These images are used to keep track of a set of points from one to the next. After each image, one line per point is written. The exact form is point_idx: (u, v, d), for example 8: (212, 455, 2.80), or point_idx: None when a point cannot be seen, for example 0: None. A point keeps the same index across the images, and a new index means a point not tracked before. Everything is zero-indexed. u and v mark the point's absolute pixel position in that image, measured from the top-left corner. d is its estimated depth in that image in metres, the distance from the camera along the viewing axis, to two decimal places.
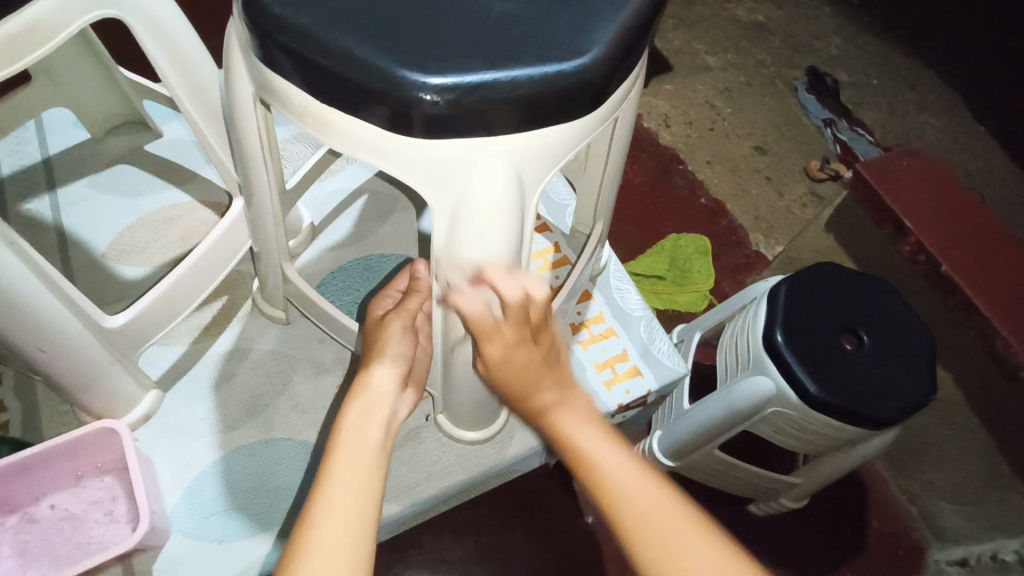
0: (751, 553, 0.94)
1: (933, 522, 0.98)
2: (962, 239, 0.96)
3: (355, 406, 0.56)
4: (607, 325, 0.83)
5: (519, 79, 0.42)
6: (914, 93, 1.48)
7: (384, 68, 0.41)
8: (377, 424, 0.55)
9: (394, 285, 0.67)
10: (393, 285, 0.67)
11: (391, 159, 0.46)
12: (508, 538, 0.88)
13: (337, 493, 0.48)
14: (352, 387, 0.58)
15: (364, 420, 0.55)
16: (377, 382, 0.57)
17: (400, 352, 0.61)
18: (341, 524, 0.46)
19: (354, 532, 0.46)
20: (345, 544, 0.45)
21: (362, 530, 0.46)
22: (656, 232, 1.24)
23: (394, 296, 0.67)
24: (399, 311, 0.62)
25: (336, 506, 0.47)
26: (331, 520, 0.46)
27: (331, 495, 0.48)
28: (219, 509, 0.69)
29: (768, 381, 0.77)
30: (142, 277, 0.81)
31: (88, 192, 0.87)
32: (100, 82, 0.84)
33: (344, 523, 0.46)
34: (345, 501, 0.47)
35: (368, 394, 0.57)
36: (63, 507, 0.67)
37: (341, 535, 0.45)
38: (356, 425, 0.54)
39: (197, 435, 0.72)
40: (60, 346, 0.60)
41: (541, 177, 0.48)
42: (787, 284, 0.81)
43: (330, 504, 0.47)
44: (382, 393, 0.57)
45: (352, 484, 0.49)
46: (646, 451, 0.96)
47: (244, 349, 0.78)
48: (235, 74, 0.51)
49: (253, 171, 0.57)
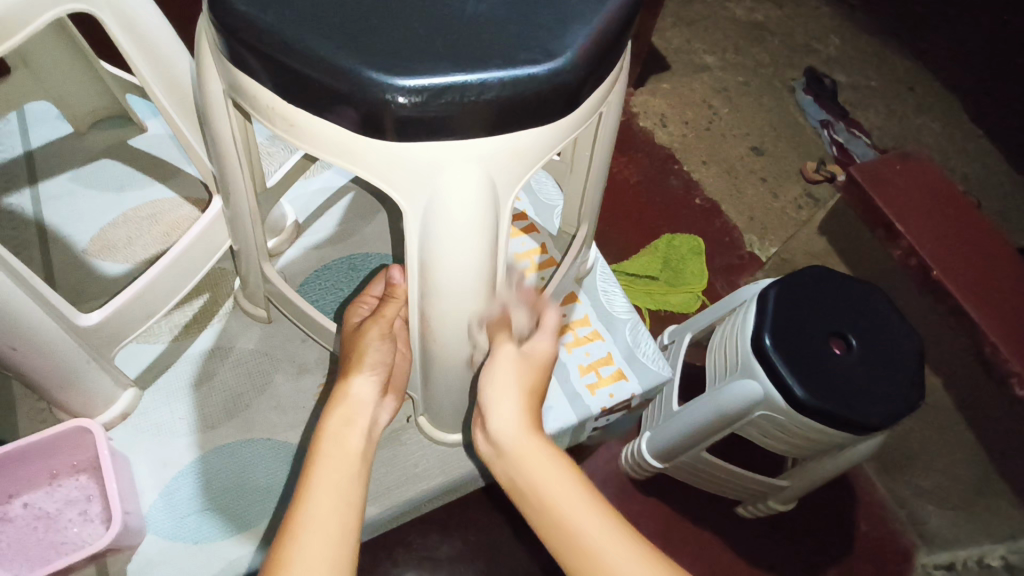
0: (738, 555, 0.95)
1: (921, 525, 0.98)
2: (953, 243, 0.96)
3: (335, 416, 0.55)
4: (592, 327, 0.82)
5: (489, 82, 0.41)
6: (912, 96, 1.47)
7: (350, 70, 0.40)
8: (358, 431, 0.54)
9: (370, 290, 0.68)
10: (369, 291, 0.68)
11: (362, 163, 0.45)
12: (492, 538, 0.88)
13: (317, 503, 0.46)
14: (332, 395, 0.57)
15: (344, 428, 0.54)
16: (356, 388, 0.57)
17: (380, 358, 0.60)
18: (320, 533, 0.44)
19: (336, 541, 0.44)
20: (327, 552, 0.43)
21: (345, 539, 0.45)
22: (649, 231, 1.23)
23: (370, 302, 0.67)
24: (376, 319, 0.62)
25: (316, 514, 0.45)
26: (313, 532, 0.44)
27: (311, 507, 0.46)
28: (195, 509, 0.68)
29: (756, 385, 0.76)
30: (122, 274, 0.80)
31: (70, 186, 0.86)
32: (82, 76, 0.83)
33: (325, 533, 0.45)
34: (326, 510, 0.46)
35: (348, 403, 0.56)
36: (37, 506, 0.66)
37: (321, 545, 0.44)
38: (337, 435, 0.53)
39: (175, 434, 0.72)
40: (33, 344, 0.58)
41: (515, 182, 0.48)
42: (776, 287, 0.81)
43: (310, 514, 0.45)
44: (359, 401, 0.56)
45: (335, 494, 0.47)
46: (635, 453, 0.95)
47: (224, 348, 0.78)
48: (208, 74, 0.51)
49: (229, 171, 0.57)
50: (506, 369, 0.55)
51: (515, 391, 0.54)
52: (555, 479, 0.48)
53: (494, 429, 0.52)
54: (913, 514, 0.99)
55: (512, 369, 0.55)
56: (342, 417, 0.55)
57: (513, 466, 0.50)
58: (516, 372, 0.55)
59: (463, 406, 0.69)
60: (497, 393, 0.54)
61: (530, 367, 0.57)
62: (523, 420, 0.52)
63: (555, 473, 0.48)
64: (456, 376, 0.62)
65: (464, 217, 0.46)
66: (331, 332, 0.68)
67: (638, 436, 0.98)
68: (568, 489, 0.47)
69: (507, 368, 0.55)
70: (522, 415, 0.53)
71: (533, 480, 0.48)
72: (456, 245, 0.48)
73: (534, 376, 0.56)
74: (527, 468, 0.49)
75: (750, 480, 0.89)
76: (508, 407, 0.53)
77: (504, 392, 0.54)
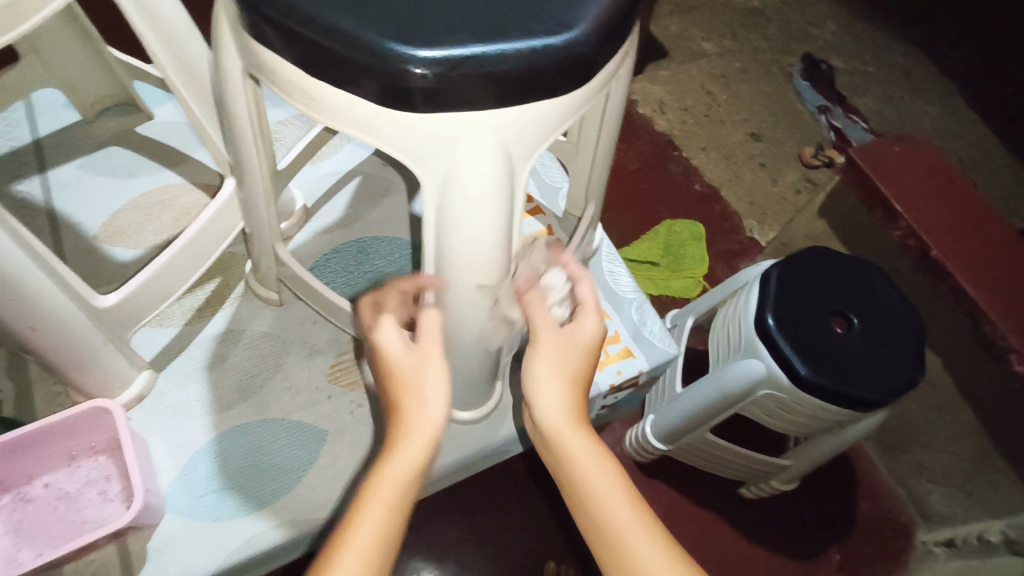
0: (742, 534, 0.98)
1: (921, 505, 1.03)
2: (951, 222, 0.97)
3: (395, 466, 0.45)
4: (599, 307, 0.83)
5: (507, 53, 0.42)
6: (909, 81, 1.49)
7: (370, 42, 0.41)
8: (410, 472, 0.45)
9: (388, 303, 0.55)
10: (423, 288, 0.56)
11: (381, 134, 0.46)
12: (502, 520, 0.90)
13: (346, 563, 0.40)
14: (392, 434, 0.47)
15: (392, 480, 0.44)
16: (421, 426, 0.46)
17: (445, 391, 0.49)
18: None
19: None
20: None
21: None
22: (651, 217, 1.24)
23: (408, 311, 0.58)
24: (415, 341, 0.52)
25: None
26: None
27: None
28: (213, 488, 0.69)
29: (759, 364, 0.77)
30: (135, 259, 0.81)
31: (79, 173, 0.87)
32: (91, 62, 0.84)
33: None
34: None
35: (410, 441, 0.46)
36: (58, 486, 0.68)
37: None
38: (387, 492, 0.44)
39: (190, 415, 0.73)
40: (52, 325, 0.59)
41: (529, 153, 0.48)
42: (778, 268, 0.82)
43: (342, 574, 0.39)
44: (410, 461, 0.45)
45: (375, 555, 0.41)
46: (638, 435, 0.97)
47: (237, 331, 0.79)
48: (225, 51, 0.51)
49: (245, 152, 0.57)
50: (548, 354, 0.51)
51: (558, 376, 0.50)
52: (597, 464, 0.46)
53: (535, 409, 0.50)
54: (914, 494, 1.04)
55: (555, 352, 0.51)
56: (396, 477, 0.44)
57: (553, 444, 0.48)
58: (561, 356, 0.51)
59: (473, 383, 0.70)
60: (539, 374, 0.50)
61: (573, 349, 0.52)
62: (570, 408, 0.49)
63: (601, 465, 0.46)
64: (472, 353, 0.63)
65: (481, 187, 0.47)
66: (343, 310, 0.69)
67: (643, 417, 0.99)
68: (606, 475, 0.46)
69: (554, 351, 0.51)
70: (565, 395, 0.50)
71: (586, 481, 0.46)
72: (474, 217, 0.49)
73: (577, 360, 0.52)
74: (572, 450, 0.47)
75: (753, 460, 0.90)
76: (552, 391, 0.49)
77: (546, 368, 0.50)
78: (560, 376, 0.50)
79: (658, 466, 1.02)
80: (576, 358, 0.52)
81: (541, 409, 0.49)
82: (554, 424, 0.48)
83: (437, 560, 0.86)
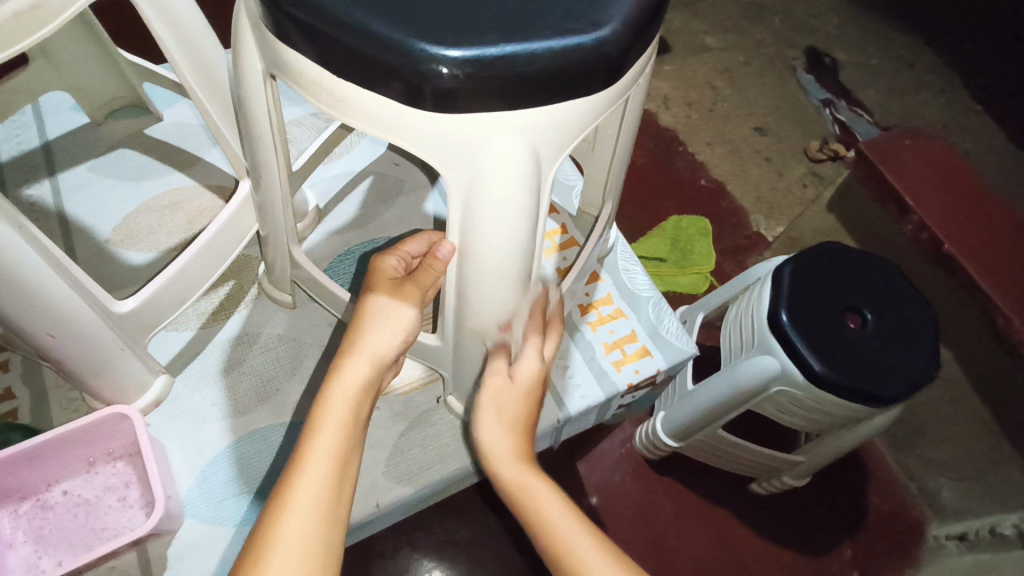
0: (756, 531, 0.97)
1: (933, 498, 0.99)
2: (962, 214, 0.98)
3: (340, 389, 0.50)
4: (615, 306, 0.83)
5: (539, 51, 0.41)
6: (914, 73, 1.47)
7: (400, 41, 0.40)
8: (359, 386, 0.51)
9: (408, 247, 0.60)
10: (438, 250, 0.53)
11: (408, 135, 0.45)
12: (516, 519, 0.89)
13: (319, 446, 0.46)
14: (344, 353, 0.52)
15: (344, 391, 0.50)
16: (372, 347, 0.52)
17: (402, 323, 0.54)
18: (320, 492, 0.44)
19: (322, 505, 0.44)
20: (311, 518, 0.43)
21: (335, 499, 0.45)
22: (658, 214, 1.24)
23: (404, 259, 0.59)
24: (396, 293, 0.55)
25: (315, 464, 0.45)
26: (304, 511, 0.43)
27: (317, 461, 0.45)
28: (232, 493, 0.68)
29: (773, 361, 0.77)
30: (147, 262, 0.80)
31: (89, 176, 0.86)
32: (101, 64, 0.83)
33: (317, 507, 0.44)
34: (322, 464, 0.45)
35: (359, 359, 0.52)
36: (76, 493, 0.67)
37: (312, 518, 0.43)
38: (340, 403, 0.49)
39: (209, 419, 0.72)
40: (70, 331, 0.58)
41: (557, 154, 0.48)
42: (791, 263, 0.81)
43: (313, 456, 0.46)
44: (358, 376, 0.51)
45: (342, 450, 0.47)
46: (649, 432, 0.97)
47: (252, 334, 0.78)
48: (245, 51, 0.50)
49: (263, 155, 0.57)
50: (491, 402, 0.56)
51: (502, 424, 0.55)
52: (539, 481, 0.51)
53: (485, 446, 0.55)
54: (924, 487, 1.00)
55: (499, 398, 0.56)
56: (347, 392, 0.50)
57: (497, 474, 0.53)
58: (503, 402, 0.56)
59: None
60: (484, 417, 0.56)
61: (515, 396, 0.57)
62: (515, 449, 0.53)
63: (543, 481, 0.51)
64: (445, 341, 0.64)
65: (507, 189, 0.47)
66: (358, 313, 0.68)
67: (654, 414, 0.99)
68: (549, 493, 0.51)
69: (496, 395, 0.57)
70: (506, 430, 0.55)
71: (530, 494, 0.50)
72: (497, 223, 0.49)
73: (520, 407, 0.57)
74: (512, 467, 0.52)
75: (764, 456, 0.90)
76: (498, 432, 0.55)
77: (493, 410, 0.56)
78: (499, 415, 0.56)
79: (670, 464, 1.02)
80: (523, 404, 0.57)
81: (488, 443, 0.54)
82: (498, 458, 0.53)
83: (449, 561, 0.86)
